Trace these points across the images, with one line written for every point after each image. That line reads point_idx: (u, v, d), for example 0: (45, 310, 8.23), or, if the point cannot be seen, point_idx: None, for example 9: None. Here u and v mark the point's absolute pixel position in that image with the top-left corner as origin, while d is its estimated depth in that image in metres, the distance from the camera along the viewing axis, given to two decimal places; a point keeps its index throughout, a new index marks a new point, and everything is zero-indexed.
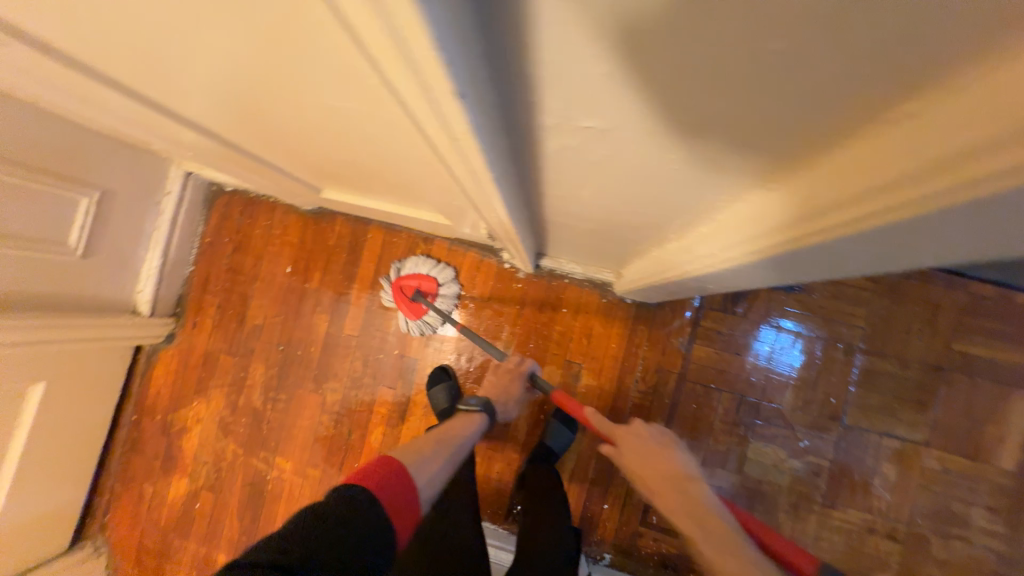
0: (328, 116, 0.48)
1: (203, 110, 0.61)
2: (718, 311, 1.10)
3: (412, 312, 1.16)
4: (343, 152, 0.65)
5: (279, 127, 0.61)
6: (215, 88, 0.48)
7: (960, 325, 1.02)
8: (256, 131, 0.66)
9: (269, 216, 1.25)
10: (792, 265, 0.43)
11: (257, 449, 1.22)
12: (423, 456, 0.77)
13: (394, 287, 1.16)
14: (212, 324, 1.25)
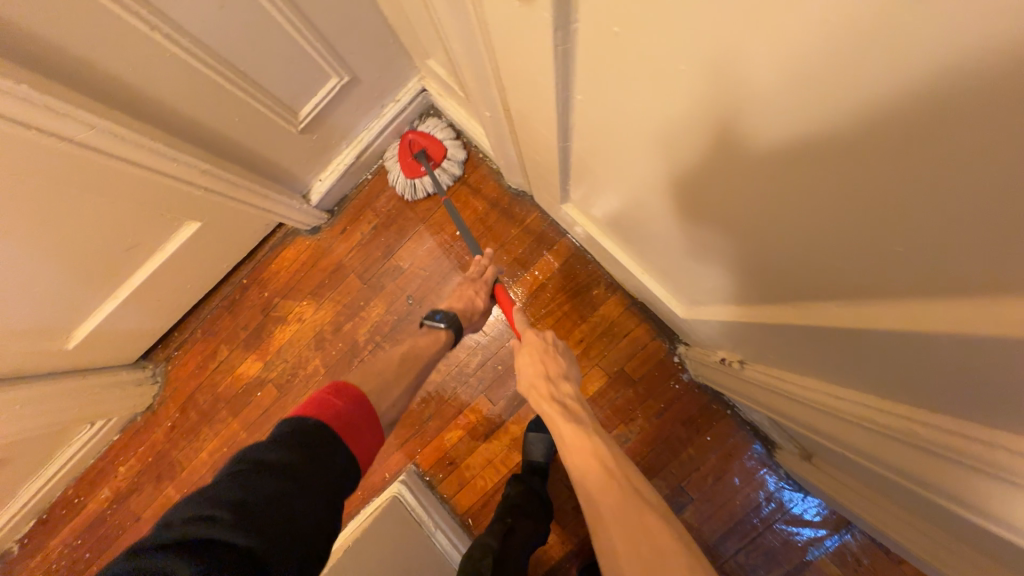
0: (818, 256, 0.39)
1: (603, 141, 0.54)
2: (871, 543, 0.95)
3: (407, 168, 1.10)
4: (686, 229, 0.57)
5: (668, 187, 0.51)
6: (676, 153, 0.44)
7: None
8: (611, 166, 0.59)
9: (469, 170, 1.13)
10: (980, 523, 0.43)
11: (337, 379, 1.17)
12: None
13: (405, 140, 1.09)
14: (358, 240, 1.17)
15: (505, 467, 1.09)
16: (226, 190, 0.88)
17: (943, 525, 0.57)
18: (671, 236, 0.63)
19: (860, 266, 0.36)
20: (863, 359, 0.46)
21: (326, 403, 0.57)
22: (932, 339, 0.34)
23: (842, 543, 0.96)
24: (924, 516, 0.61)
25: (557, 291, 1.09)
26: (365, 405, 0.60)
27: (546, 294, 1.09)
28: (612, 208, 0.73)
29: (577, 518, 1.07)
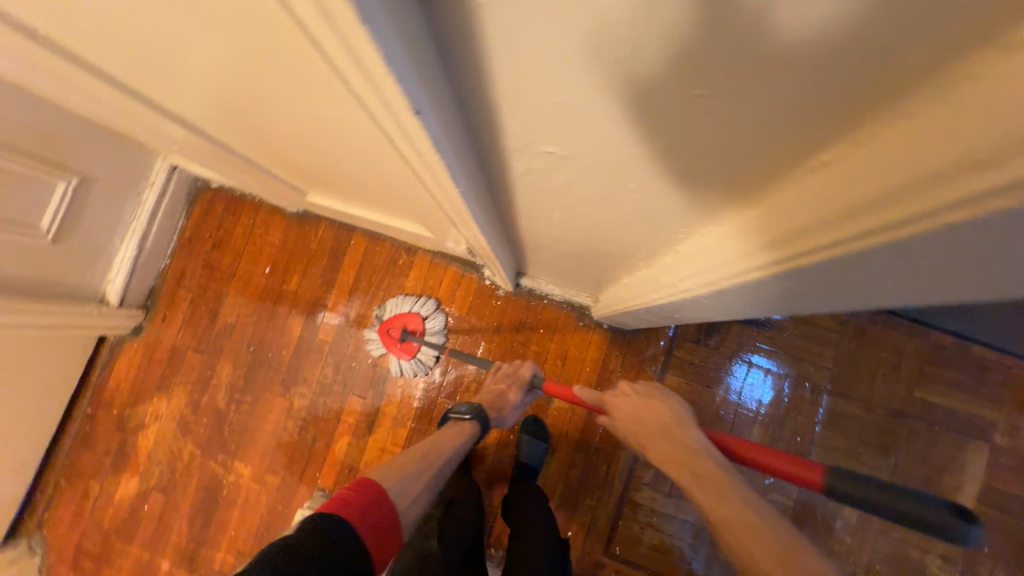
0: (307, 125, 0.51)
1: (183, 95, 0.59)
2: (691, 341, 1.12)
3: (401, 353, 1.13)
4: (300, 145, 0.65)
5: (259, 129, 0.63)
6: (236, 99, 0.52)
7: (922, 372, 1.04)
8: (250, 134, 0.70)
9: (253, 213, 1.24)
10: (566, 235, 0.59)
11: (216, 453, 1.18)
12: (404, 478, 0.73)
13: (381, 330, 1.14)
14: (181, 319, 1.22)
15: (397, 447, 1.14)
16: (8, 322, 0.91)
17: (621, 264, 0.64)
18: (357, 175, 0.71)
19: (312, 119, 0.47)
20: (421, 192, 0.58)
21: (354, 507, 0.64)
22: (333, 123, 0.45)
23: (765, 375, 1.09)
24: (640, 255, 0.57)
25: (370, 276, 1.20)
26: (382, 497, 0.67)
27: (364, 282, 1.20)
28: (317, 174, 0.84)
29: (475, 455, 1.14)
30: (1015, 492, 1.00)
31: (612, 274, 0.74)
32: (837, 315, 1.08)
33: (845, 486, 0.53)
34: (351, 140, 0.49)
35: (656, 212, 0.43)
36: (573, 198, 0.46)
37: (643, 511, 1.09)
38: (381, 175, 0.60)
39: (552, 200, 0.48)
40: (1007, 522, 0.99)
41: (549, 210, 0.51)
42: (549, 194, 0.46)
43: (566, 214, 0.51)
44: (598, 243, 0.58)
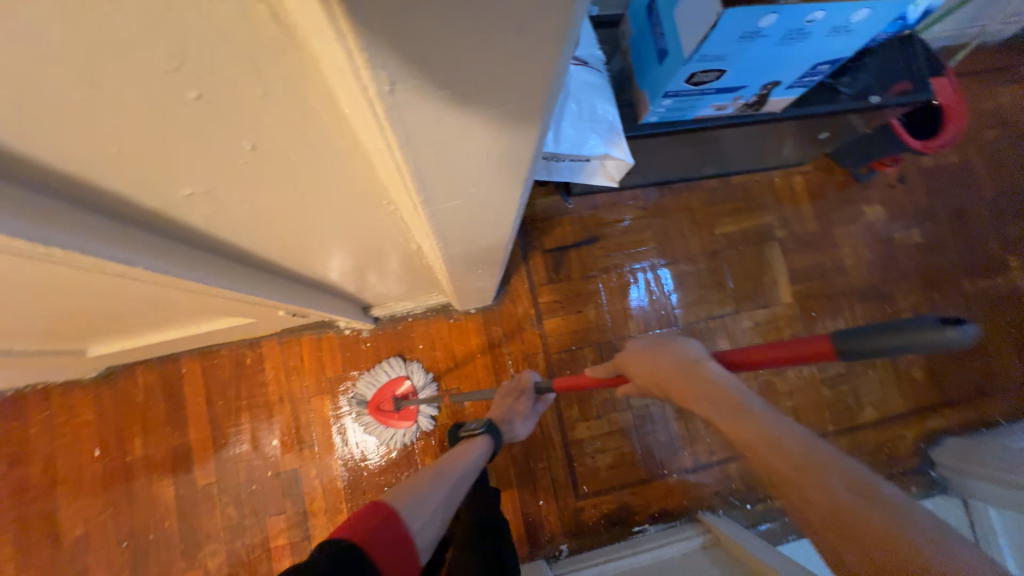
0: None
1: None
2: (548, 282, 1.21)
3: (403, 420, 1.08)
4: (9, 316, 0.55)
5: None
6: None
7: (713, 214, 1.28)
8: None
9: (46, 404, 1.03)
10: (339, 255, 0.59)
11: None
12: (418, 494, 0.65)
13: (373, 408, 1.08)
14: (15, 568, 0.98)
15: None
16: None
17: (409, 253, 0.66)
18: (110, 309, 0.63)
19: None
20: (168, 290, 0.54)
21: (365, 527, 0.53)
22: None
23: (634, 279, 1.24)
24: (406, 242, 0.58)
25: (224, 392, 1.08)
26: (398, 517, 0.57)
27: (221, 402, 1.08)
28: (80, 329, 0.73)
29: None
30: (808, 264, 1.28)
31: (422, 265, 0.76)
32: (638, 203, 1.26)
33: (867, 349, 0.42)
34: (35, 282, 0.43)
35: (347, 213, 0.43)
36: (295, 230, 0.46)
37: (588, 442, 1.17)
38: (117, 296, 0.54)
39: (279, 238, 0.47)
40: (814, 287, 1.28)
41: (292, 245, 0.51)
42: (273, 234, 0.45)
43: (308, 242, 0.51)
44: (372, 249, 0.60)
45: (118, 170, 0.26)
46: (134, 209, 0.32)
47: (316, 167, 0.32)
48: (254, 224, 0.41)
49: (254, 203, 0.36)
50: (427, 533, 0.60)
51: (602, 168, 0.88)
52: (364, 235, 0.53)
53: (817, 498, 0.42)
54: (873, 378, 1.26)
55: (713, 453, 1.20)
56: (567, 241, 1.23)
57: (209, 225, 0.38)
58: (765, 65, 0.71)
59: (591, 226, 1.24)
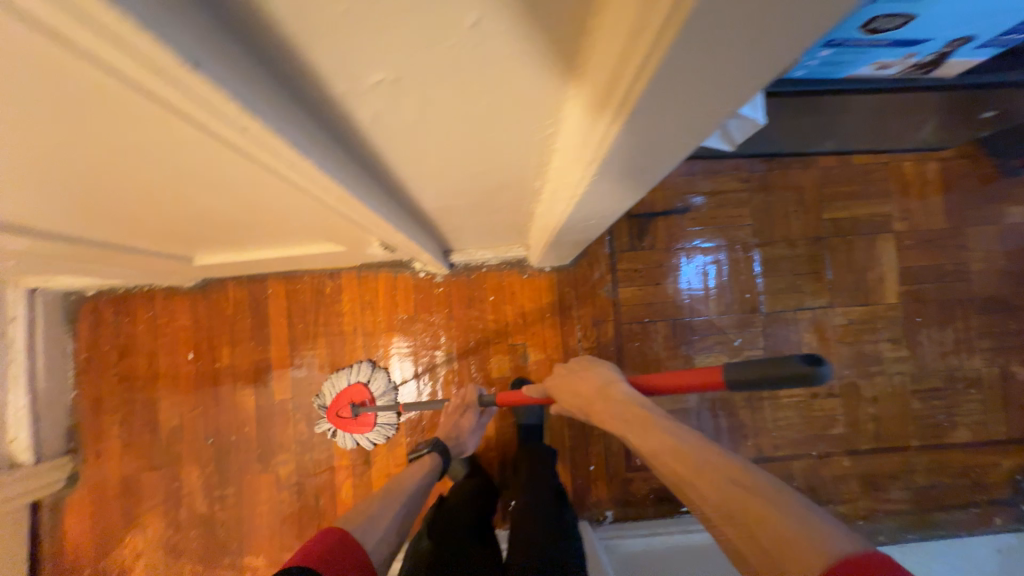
0: (147, 179, 0.45)
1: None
2: (629, 249, 1.16)
3: (359, 428, 1.08)
4: (150, 209, 0.58)
5: (91, 205, 0.55)
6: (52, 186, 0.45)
7: (823, 196, 1.16)
8: (92, 218, 0.61)
9: (150, 305, 1.11)
10: (461, 185, 0.57)
11: (219, 559, 1.09)
12: (369, 519, 0.74)
13: (332, 414, 1.08)
14: (120, 445, 1.10)
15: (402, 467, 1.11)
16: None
17: (524, 194, 0.63)
18: (232, 215, 0.65)
19: (138, 169, 0.42)
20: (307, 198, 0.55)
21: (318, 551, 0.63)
22: (174, 163, 0.40)
23: (713, 257, 1.16)
24: (531, 179, 0.56)
25: (304, 317, 1.13)
26: (347, 539, 0.67)
27: (300, 326, 1.13)
28: (197, 235, 0.76)
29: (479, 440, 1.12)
30: (924, 263, 1.15)
31: (525, 207, 0.73)
32: (739, 175, 1.16)
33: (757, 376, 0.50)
34: (195, 171, 0.44)
35: (505, 136, 0.42)
36: (443, 147, 0.43)
37: None
38: (249, 199, 0.55)
39: (423, 156, 0.45)
40: (927, 290, 1.14)
41: (427, 167, 0.48)
42: (421, 149, 0.43)
43: (444, 165, 0.48)
44: (494, 182, 0.56)
45: (353, 44, 0.25)
46: (334, 102, 0.31)
47: (525, 60, 0.29)
48: (413, 134, 0.39)
49: (431, 102, 0.33)
50: (378, 550, 0.71)
51: (723, 129, 0.80)
52: (500, 162, 0.49)
53: (725, 505, 0.51)
54: (977, 398, 1.14)
55: (779, 449, 1.13)
56: (655, 208, 1.16)
57: (379, 134, 0.38)
58: (968, 12, 0.59)
59: (682, 195, 1.16)
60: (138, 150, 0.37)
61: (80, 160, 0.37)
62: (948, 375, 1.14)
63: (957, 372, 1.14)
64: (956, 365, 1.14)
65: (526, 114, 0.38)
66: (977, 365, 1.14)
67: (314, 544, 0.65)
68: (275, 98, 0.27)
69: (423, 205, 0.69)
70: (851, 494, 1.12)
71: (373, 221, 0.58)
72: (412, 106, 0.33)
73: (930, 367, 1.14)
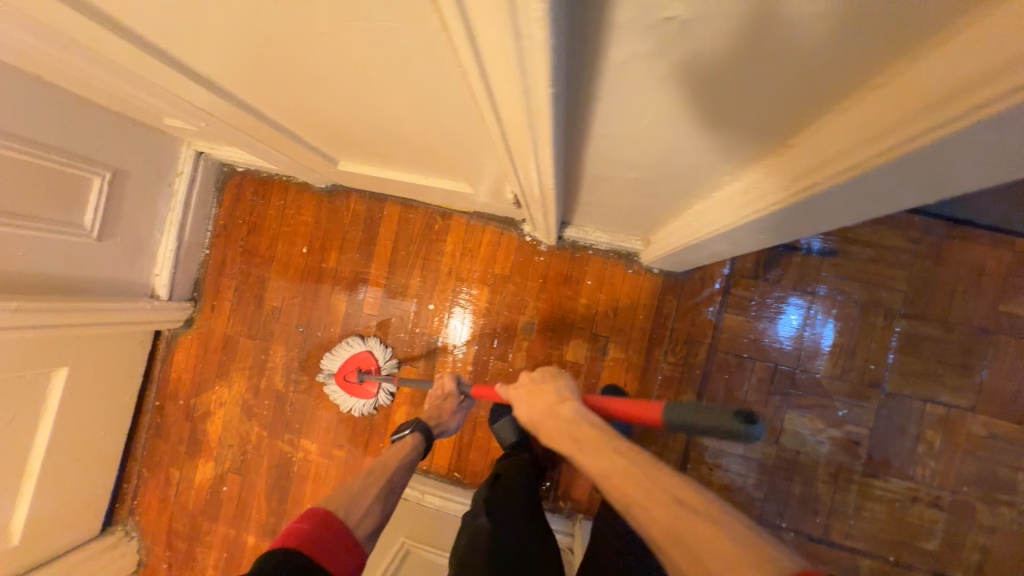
0: (364, 74, 0.47)
1: (222, 65, 0.56)
2: (750, 276, 1.06)
3: (358, 395, 1.14)
4: (340, 105, 0.61)
5: (294, 88, 0.59)
6: (285, 57, 0.48)
7: (1009, 284, 0.97)
8: (288, 99, 0.66)
9: (283, 195, 1.21)
10: (641, 160, 0.53)
11: (281, 433, 1.22)
12: (347, 497, 0.77)
13: (338, 379, 1.15)
14: (229, 308, 1.24)
15: None
16: (75, 318, 0.93)
17: (693, 190, 0.60)
18: (401, 131, 0.67)
19: (365, 59, 0.43)
20: (489, 133, 0.55)
21: (306, 536, 0.67)
22: (405, 62, 0.41)
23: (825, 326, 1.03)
24: (717, 177, 0.53)
25: (408, 246, 1.17)
26: (326, 515, 0.71)
27: (403, 253, 1.18)
28: (356, 138, 0.80)
29: None
30: None
31: (677, 203, 0.69)
32: (910, 233, 1.00)
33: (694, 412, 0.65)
34: (409, 75, 0.44)
35: (744, 122, 0.39)
36: (663, 109, 0.40)
37: (711, 452, 1.07)
38: (431, 116, 0.56)
39: (635, 114, 0.41)
40: None
41: (628, 128, 0.45)
42: (642, 104, 0.39)
43: (646, 131, 0.45)
44: (677, 165, 0.52)
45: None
46: (622, 43, 0.31)
47: (859, 36, 0.27)
48: (651, 85, 0.36)
49: (707, 46, 0.30)
50: (362, 527, 0.74)
51: None
52: (705, 144, 0.45)
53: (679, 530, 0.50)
54: None
55: (850, 537, 1.01)
56: (795, 242, 1.04)
57: (626, 89, 0.37)
58: None
59: (833, 236, 1.03)
60: (382, 37, 0.38)
61: (330, 33, 0.39)
62: None
63: None
64: None
65: (788, 102, 0.35)
66: None
67: (298, 523, 0.69)
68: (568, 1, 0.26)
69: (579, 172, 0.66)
70: None
71: (537, 172, 0.57)
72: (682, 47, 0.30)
73: None
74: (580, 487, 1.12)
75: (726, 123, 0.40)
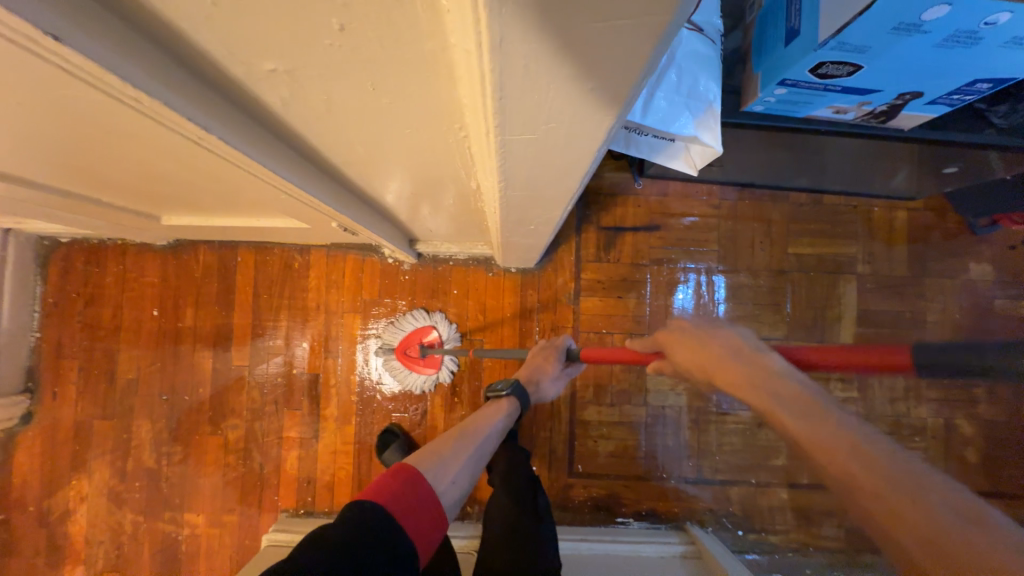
0: (90, 139, 0.48)
1: None
2: (596, 260, 1.18)
3: (427, 368, 1.12)
4: (105, 167, 0.60)
5: (46, 158, 0.57)
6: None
7: (791, 231, 1.18)
8: (46, 167, 0.63)
9: (121, 259, 1.14)
10: (398, 178, 0.59)
11: (161, 513, 1.12)
12: (441, 459, 0.72)
13: (400, 353, 1.13)
14: (75, 391, 1.12)
15: (348, 443, 1.14)
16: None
17: (463, 196, 0.67)
18: (187, 183, 0.68)
19: (77, 129, 0.45)
20: (242, 173, 0.58)
21: (390, 491, 0.63)
22: (88, 122, 0.42)
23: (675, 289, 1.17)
24: (462, 185, 0.60)
25: (269, 289, 1.15)
26: (420, 480, 0.66)
27: (265, 296, 1.15)
28: (163, 195, 0.78)
29: (428, 423, 1.14)
30: (882, 307, 1.17)
31: (470, 208, 0.76)
32: (712, 201, 1.18)
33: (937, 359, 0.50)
34: (131, 136, 0.46)
35: (418, 145, 0.45)
36: (362, 141, 0.45)
37: (594, 425, 1.17)
38: (195, 167, 0.58)
39: (346, 146, 0.47)
40: (881, 335, 1.16)
41: (355, 155, 0.50)
42: (342, 139, 0.45)
43: (372, 157, 0.50)
44: (430, 180, 0.59)
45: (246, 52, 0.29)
46: (244, 96, 0.35)
47: (408, 86, 0.33)
48: (326, 126, 0.41)
49: (330, 98, 0.35)
50: (450, 492, 0.69)
51: (684, 151, 0.82)
52: (427, 163, 0.52)
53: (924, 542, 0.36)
54: (919, 446, 1.16)
55: (717, 471, 1.16)
56: (627, 223, 1.18)
57: (296, 127, 0.42)
58: (916, 68, 0.61)
59: (655, 214, 1.18)
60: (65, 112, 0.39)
61: (14, 113, 0.40)
62: (893, 421, 1.16)
63: (903, 418, 1.16)
64: (902, 411, 1.16)
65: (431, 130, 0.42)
66: (922, 414, 1.16)
67: (388, 480, 0.65)
68: (164, 79, 0.30)
69: (374, 193, 0.71)
70: (784, 524, 1.15)
71: (314, 202, 0.61)
72: (309, 100, 0.36)
73: (876, 410, 1.16)
74: (484, 487, 1.16)
75: (418, 147, 0.46)
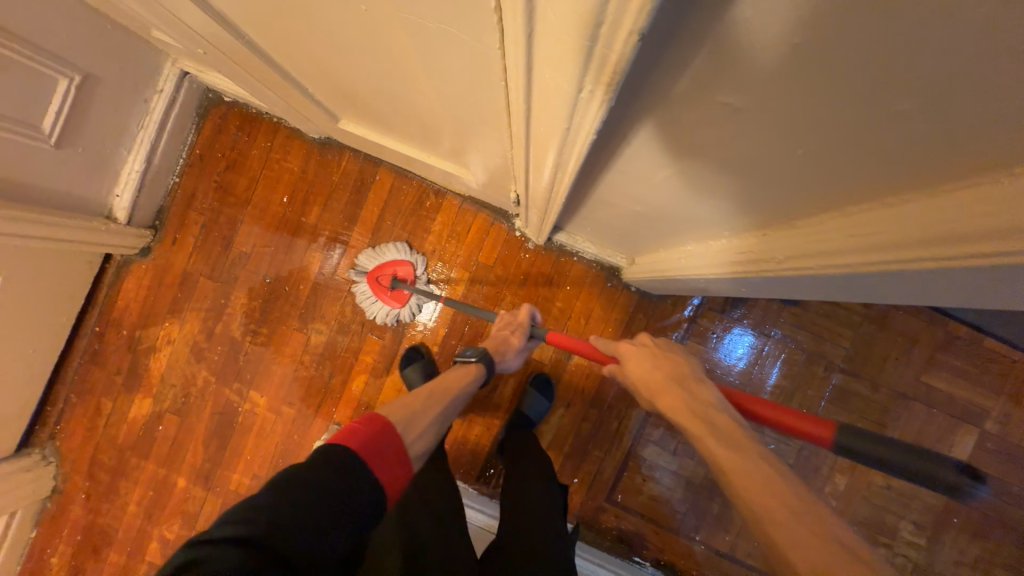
0: (404, 46, 0.47)
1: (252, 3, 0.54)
2: (718, 311, 1.13)
3: (392, 300, 1.12)
4: (368, 69, 0.59)
5: (320, 40, 0.57)
6: None
7: (932, 359, 1.09)
8: (302, 48, 0.62)
9: (270, 136, 1.14)
10: (657, 198, 0.56)
11: (230, 381, 1.18)
12: (411, 414, 0.76)
13: (371, 279, 1.12)
14: (193, 244, 1.16)
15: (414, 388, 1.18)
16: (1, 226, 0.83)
17: (693, 235, 0.64)
18: (424, 112, 0.67)
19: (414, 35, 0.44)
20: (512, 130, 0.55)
21: (360, 434, 0.65)
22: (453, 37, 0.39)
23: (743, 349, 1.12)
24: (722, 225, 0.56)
25: (395, 216, 1.15)
26: (394, 433, 0.69)
27: (388, 222, 1.15)
28: (372, 106, 0.76)
29: (492, 400, 1.18)
30: (993, 472, 1.08)
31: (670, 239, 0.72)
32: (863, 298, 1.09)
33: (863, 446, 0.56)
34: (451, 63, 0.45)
35: (775, 176, 0.41)
36: (695, 159, 0.42)
37: (648, 464, 1.15)
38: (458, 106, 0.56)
39: (665, 159, 0.44)
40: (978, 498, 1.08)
41: (654, 170, 0.48)
42: (677, 152, 0.42)
43: (671, 176, 0.48)
44: (688, 211, 0.56)
45: (819, 43, 0.25)
46: (694, 88, 0.32)
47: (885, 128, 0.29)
48: (694, 135, 0.38)
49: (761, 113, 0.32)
50: (417, 443, 0.73)
51: None
52: (722, 197, 0.49)
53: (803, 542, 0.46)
54: None
55: (750, 556, 1.13)
56: None
57: (684, 128, 0.38)
58: None
59: None
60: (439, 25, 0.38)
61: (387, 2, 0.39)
62: None
63: None
64: None
65: (826, 171, 0.37)
66: None
67: (361, 424, 0.67)
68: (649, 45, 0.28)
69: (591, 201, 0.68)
70: None
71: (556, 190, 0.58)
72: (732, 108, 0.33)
73: (937, 567, 1.09)
74: None
75: (749, 181, 0.43)
